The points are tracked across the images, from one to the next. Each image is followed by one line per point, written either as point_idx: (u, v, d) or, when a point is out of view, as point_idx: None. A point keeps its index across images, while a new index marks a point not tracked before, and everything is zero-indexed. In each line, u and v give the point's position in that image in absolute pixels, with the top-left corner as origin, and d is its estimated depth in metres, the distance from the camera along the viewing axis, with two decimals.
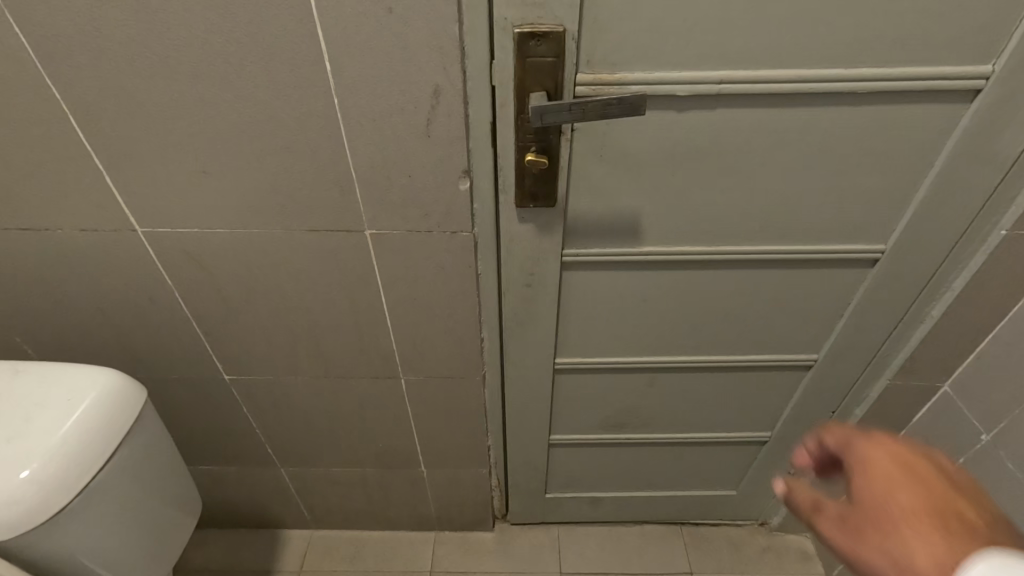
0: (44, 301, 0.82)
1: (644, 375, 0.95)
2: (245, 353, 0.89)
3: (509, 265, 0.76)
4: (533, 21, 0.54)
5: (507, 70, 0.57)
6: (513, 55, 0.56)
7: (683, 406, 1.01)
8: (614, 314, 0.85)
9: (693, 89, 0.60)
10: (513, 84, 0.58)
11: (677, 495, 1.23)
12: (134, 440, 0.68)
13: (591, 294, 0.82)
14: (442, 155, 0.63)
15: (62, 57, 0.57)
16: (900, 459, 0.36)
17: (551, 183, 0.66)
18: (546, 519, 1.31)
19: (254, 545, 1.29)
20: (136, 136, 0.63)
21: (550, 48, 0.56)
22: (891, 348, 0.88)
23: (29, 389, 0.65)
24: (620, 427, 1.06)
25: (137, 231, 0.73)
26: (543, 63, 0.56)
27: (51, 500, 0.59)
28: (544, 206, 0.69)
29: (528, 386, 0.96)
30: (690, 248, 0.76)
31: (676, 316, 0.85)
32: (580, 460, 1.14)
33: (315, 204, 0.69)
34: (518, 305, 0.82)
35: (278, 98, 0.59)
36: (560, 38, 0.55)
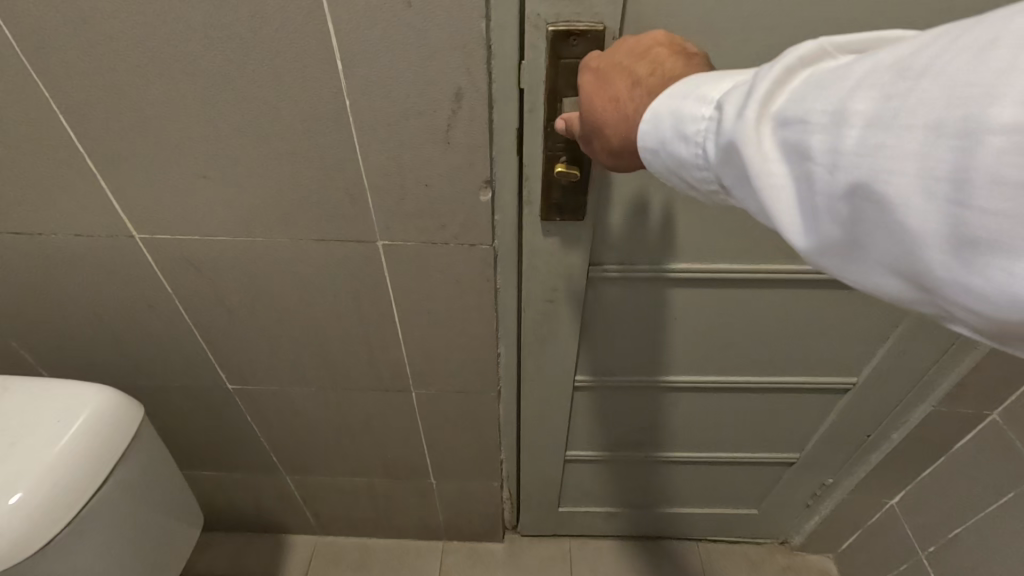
0: (39, 306, 0.78)
1: (669, 393, 0.90)
2: (250, 363, 0.85)
3: (530, 280, 0.71)
4: (569, 18, 0.48)
5: (538, 72, 0.52)
6: (545, 55, 0.50)
7: (709, 425, 0.96)
8: (640, 330, 0.80)
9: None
10: (544, 86, 0.53)
11: (697, 512, 1.18)
12: (131, 460, 0.64)
13: (617, 310, 0.77)
14: (463, 163, 0.58)
15: (47, 51, 0.52)
16: (596, 72, 0.47)
17: (581, 195, 0.60)
18: (559, 532, 1.27)
19: (258, 550, 1.27)
20: (131, 138, 0.58)
21: (587, 48, 0.50)
22: (937, 374, 0.82)
23: (17, 409, 0.61)
24: (639, 443, 1.01)
25: (134, 237, 0.68)
26: (578, 64, 0.51)
27: (34, 535, 0.54)
28: (572, 219, 0.63)
29: (545, 402, 0.91)
30: (728, 265, 0.70)
31: (707, 334, 0.80)
32: (596, 475, 1.09)
33: (325, 212, 0.64)
34: (539, 320, 0.77)
35: (285, 99, 0.54)
36: (598, 37, 0.49)
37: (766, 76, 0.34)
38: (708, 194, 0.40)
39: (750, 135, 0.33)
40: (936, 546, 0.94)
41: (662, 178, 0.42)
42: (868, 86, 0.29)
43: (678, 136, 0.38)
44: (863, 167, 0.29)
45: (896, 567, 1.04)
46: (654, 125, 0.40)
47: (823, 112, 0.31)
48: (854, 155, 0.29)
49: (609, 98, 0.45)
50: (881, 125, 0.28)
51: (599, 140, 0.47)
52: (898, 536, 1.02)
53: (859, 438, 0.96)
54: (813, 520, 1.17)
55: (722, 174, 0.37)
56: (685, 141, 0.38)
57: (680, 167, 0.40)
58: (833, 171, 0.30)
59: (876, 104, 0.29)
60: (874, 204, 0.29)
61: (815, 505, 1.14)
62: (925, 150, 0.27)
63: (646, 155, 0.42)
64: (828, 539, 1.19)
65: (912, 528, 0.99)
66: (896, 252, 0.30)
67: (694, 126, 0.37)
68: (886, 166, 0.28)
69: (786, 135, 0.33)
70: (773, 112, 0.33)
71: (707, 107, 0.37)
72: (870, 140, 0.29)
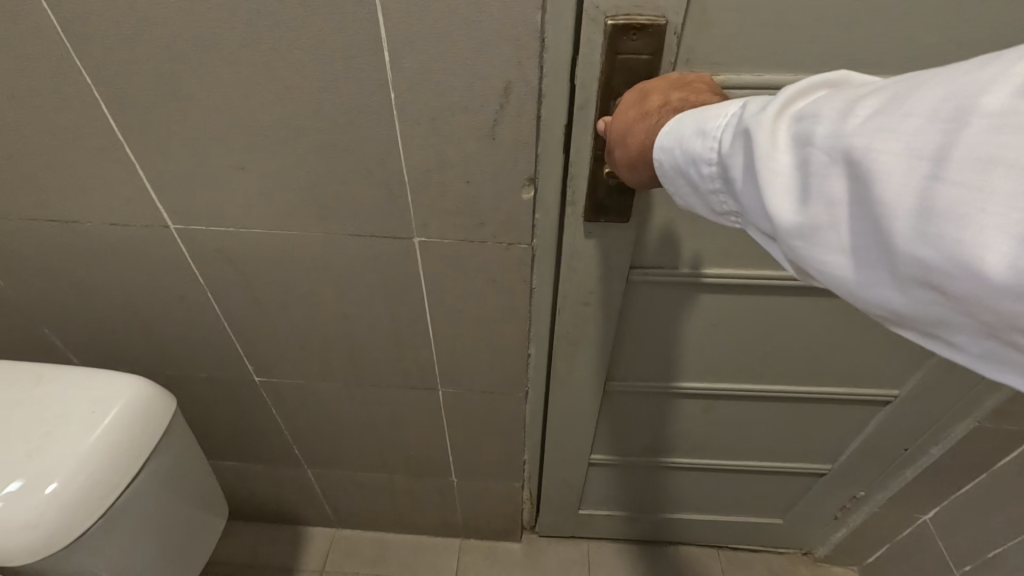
0: (72, 293, 0.77)
1: (701, 400, 0.88)
2: (278, 357, 0.85)
3: (567, 281, 0.70)
4: (630, 11, 0.46)
5: (593, 67, 0.50)
6: (601, 50, 0.49)
7: (739, 434, 0.94)
8: (677, 336, 0.78)
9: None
10: (597, 83, 0.51)
11: (720, 520, 1.16)
12: (163, 452, 0.64)
13: (654, 314, 0.75)
14: (506, 160, 0.56)
15: (91, 37, 0.51)
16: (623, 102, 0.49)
17: (627, 196, 0.59)
18: (577, 534, 1.25)
19: (276, 542, 1.27)
20: (170, 127, 0.57)
21: (646, 43, 0.48)
22: (984, 390, 0.79)
23: (53, 399, 0.60)
24: (667, 449, 0.99)
25: (169, 228, 0.67)
26: (636, 60, 0.49)
27: (69, 526, 0.54)
28: (616, 220, 0.61)
29: (573, 405, 0.90)
30: (774, 272, 0.68)
31: (745, 342, 0.77)
32: (619, 479, 1.08)
33: (362, 208, 0.62)
34: (572, 323, 0.75)
35: (329, 90, 0.53)
36: (659, 32, 0.47)
37: (791, 87, 0.35)
38: (708, 196, 0.39)
39: (763, 125, 0.33)
40: (973, 564, 0.91)
41: (671, 179, 0.42)
42: (879, 89, 0.30)
43: (695, 134, 0.38)
44: (859, 148, 0.29)
45: None
46: (678, 126, 0.40)
47: (834, 108, 0.31)
48: (856, 140, 0.29)
49: (641, 111, 0.46)
50: (886, 115, 0.28)
51: (620, 150, 0.47)
52: (930, 553, 0.99)
53: (895, 451, 0.93)
54: (840, 532, 1.15)
55: (729, 169, 0.36)
56: (700, 139, 0.38)
57: (686, 163, 0.39)
58: (831, 155, 0.30)
59: (884, 101, 0.29)
60: (864, 188, 0.29)
61: (843, 516, 1.11)
62: (918, 130, 0.26)
63: (661, 155, 0.41)
64: (854, 551, 1.16)
65: (947, 546, 0.96)
66: (878, 241, 0.29)
67: (714, 122, 0.37)
68: (886, 149, 0.27)
69: (797, 128, 0.32)
70: (789, 111, 0.34)
71: (725, 110, 0.37)
72: (874, 127, 0.28)
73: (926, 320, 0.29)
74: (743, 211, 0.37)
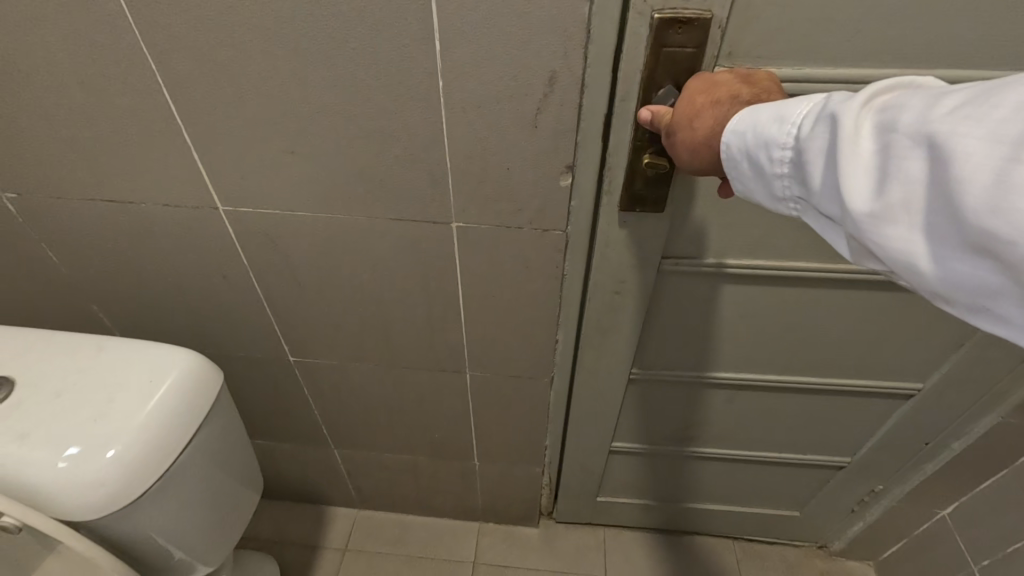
0: (121, 272, 0.81)
1: (723, 390, 0.90)
2: (314, 338, 0.88)
3: (599, 269, 0.72)
4: (678, 6, 0.48)
5: (637, 60, 0.51)
6: (647, 44, 0.50)
7: (761, 425, 0.96)
8: (703, 326, 0.80)
9: (849, 88, 0.53)
10: (642, 75, 0.52)
11: (737, 511, 1.18)
12: (211, 424, 0.67)
13: (682, 305, 0.77)
14: (548, 147, 0.58)
15: (158, 25, 0.54)
16: (695, 88, 0.48)
17: (664, 187, 0.60)
18: (593, 520, 1.28)
19: (301, 520, 1.31)
20: (227, 113, 0.60)
21: (693, 37, 0.49)
22: (1008, 385, 0.80)
23: (112, 368, 0.64)
24: (687, 439, 1.01)
25: (218, 210, 0.71)
26: (680, 54, 0.50)
27: (130, 486, 0.58)
28: (651, 211, 0.63)
29: (598, 392, 0.92)
30: (804, 264, 0.69)
31: (772, 333, 0.79)
32: (639, 468, 1.10)
33: (405, 193, 0.65)
34: (602, 310, 0.77)
35: (380, 78, 0.55)
36: (705, 26, 0.49)
37: (875, 84, 0.38)
38: (774, 180, 0.42)
39: (848, 111, 0.36)
40: (991, 559, 0.91)
41: (734, 163, 0.44)
42: (962, 88, 0.33)
43: (771, 119, 0.41)
44: (944, 133, 0.32)
45: None
46: (751, 112, 0.43)
47: (918, 101, 0.34)
48: (943, 127, 0.32)
49: (711, 99, 0.47)
50: (972, 106, 0.31)
51: (684, 133, 0.48)
52: (947, 548, 1.00)
53: (915, 445, 0.95)
54: (856, 526, 1.16)
55: (805, 152, 0.39)
56: (777, 123, 0.41)
57: (756, 145, 0.42)
58: (915, 140, 0.33)
59: (970, 95, 0.32)
60: (943, 169, 0.32)
61: (860, 510, 1.12)
62: (1003, 118, 0.30)
63: (731, 137, 0.43)
64: (869, 545, 1.17)
65: (964, 541, 0.97)
66: (952, 219, 0.32)
67: (794, 109, 0.40)
68: (971, 133, 0.30)
69: (880, 118, 0.36)
70: (871, 104, 0.37)
71: (804, 101, 0.40)
72: (959, 116, 0.31)
73: (983, 294, 0.32)
74: (811, 194, 0.39)
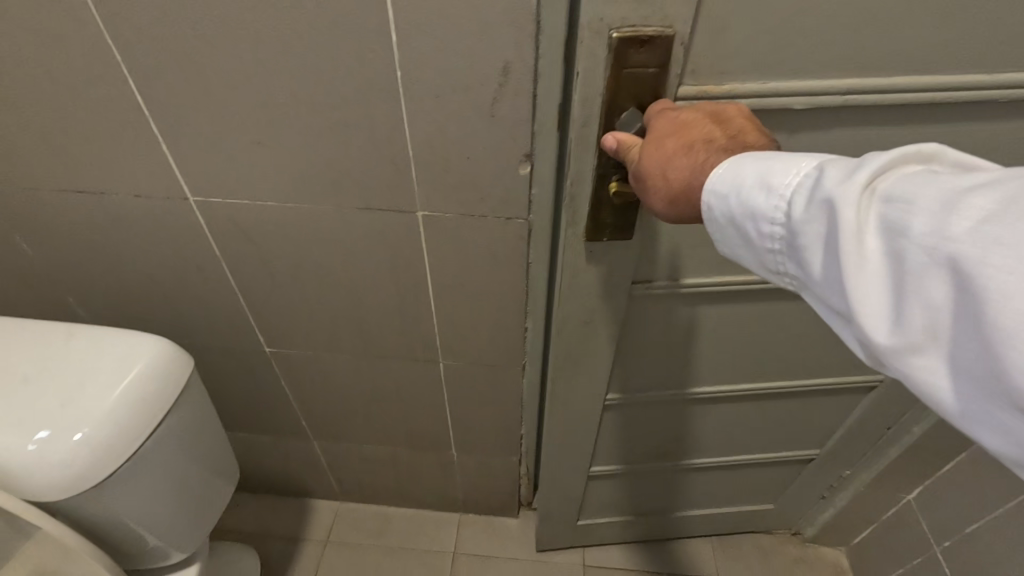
0: (96, 263, 0.82)
1: (696, 403, 0.92)
2: (290, 331, 0.89)
3: (569, 298, 0.71)
4: (637, 23, 0.48)
5: (598, 80, 0.52)
6: (609, 63, 0.50)
7: (733, 429, 0.98)
8: (674, 343, 0.81)
9: (807, 101, 0.55)
10: (604, 97, 0.53)
11: (715, 513, 1.20)
12: (180, 409, 0.69)
13: (654, 324, 0.78)
14: (506, 137, 0.60)
15: (123, 16, 0.55)
16: (662, 130, 0.47)
17: (629, 213, 0.61)
18: (575, 544, 1.25)
19: (282, 512, 1.32)
20: (194, 104, 0.62)
21: (654, 56, 0.50)
22: None
23: (83, 354, 0.65)
24: (665, 454, 1.03)
25: (189, 200, 0.72)
26: (643, 73, 0.51)
27: (97, 468, 0.60)
28: (618, 236, 0.64)
29: (574, 418, 0.91)
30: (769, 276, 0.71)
31: (739, 343, 0.81)
32: (620, 487, 1.11)
33: (372, 182, 0.66)
34: (575, 338, 0.77)
35: (341, 69, 0.57)
36: (667, 43, 0.49)
37: (877, 156, 0.36)
38: (770, 255, 0.42)
39: (851, 204, 0.35)
40: (953, 540, 0.94)
41: (722, 228, 0.43)
42: (980, 191, 0.32)
43: (760, 186, 0.40)
44: (962, 255, 0.31)
45: (909, 562, 1.04)
46: (737, 172, 0.41)
47: (931, 202, 0.33)
48: (966, 252, 0.31)
49: (682, 144, 0.46)
50: (993, 230, 0.30)
51: (658, 183, 0.46)
52: (913, 531, 1.03)
53: (878, 432, 0.97)
54: (827, 513, 1.19)
55: (802, 236, 0.38)
56: (767, 193, 0.40)
57: (747, 216, 0.41)
58: (928, 255, 0.32)
59: (990, 207, 0.30)
60: (962, 294, 0.31)
61: (829, 497, 1.15)
62: None
63: (714, 199, 0.43)
64: (840, 531, 1.20)
65: (928, 523, 0.99)
66: (967, 351, 0.31)
67: (784, 179, 0.39)
68: (993, 267, 0.29)
69: (886, 213, 0.34)
70: (877, 191, 0.35)
71: (798, 169, 0.39)
72: (980, 240, 0.30)
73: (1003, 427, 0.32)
74: (812, 281, 0.39)
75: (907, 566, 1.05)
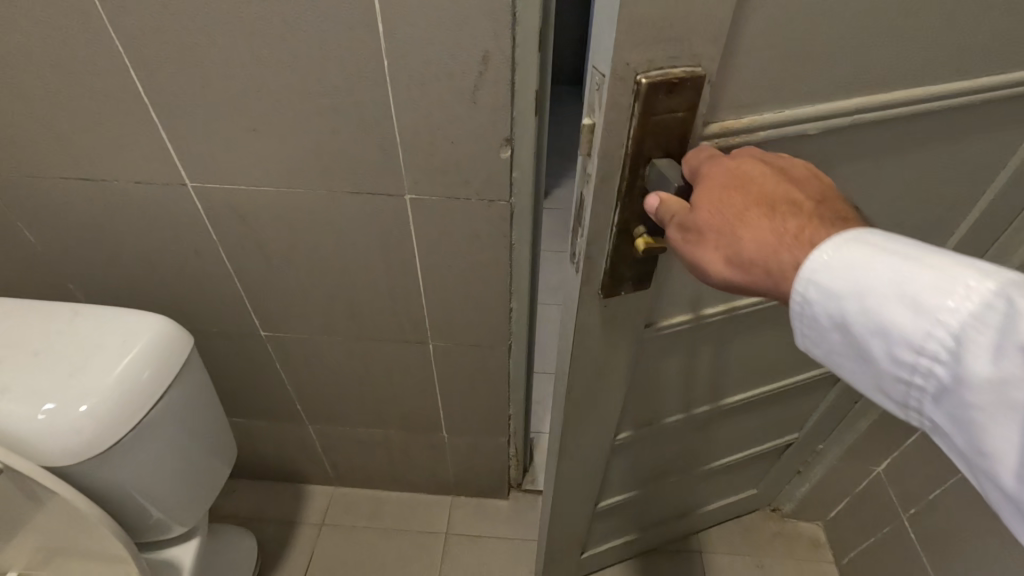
0: (96, 248, 0.85)
1: (698, 420, 0.91)
2: (284, 314, 0.93)
3: (582, 354, 0.64)
4: (666, 64, 0.42)
5: (621, 128, 0.45)
6: (635, 109, 0.43)
7: (728, 434, 0.99)
8: (680, 372, 0.79)
9: (816, 125, 0.51)
10: (629, 146, 0.46)
11: (707, 510, 1.22)
12: (181, 384, 0.72)
13: (663, 358, 0.75)
14: (487, 122, 0.64)
15: (125, 10, 0.59)
16: (727, 187, 0.41)
17: (649, 264, 0.55)
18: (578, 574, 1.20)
19: (278, 497, 1.35)
20: (192, 93, 0.65)
21: (683, 100, 0.44)
22: None
23: (87, 331, 0.69)
24: (665, 470, 1.02)
25: (187, 186, 0.75)
26: (672, 119, 0.44)
27: (102, 438, 0.64)
28: (635, 289, 0.58)
29: (582, 463, 0.85)
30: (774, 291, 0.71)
31: (737, 357, 0.81)
32: (624, 511, 1.08)
33: (362, 167, 0.70)
34: (586, 389, 0.70)
35: (331, 58, 0.61)
36: (697, 84, 0.43)
37: None
38: (901, 382, 0.37)
39: None
40: (918, 507, 0.99)
41: (840, 333, 0.38)
42: None
43: (912, 305, 0.35)
44: None
45: (880, 531, 1.10)
46: (870, 277, 0.36)
47: None
48: None
49: (764, 212, 0.39)
50: None
51: (731, 250, 0.40)
52: (882, 501, 1.08)
53: (847, 406, 1.03)
54: (803, 488, 1.24)
55: (968, 380, 0.33)
56: (918, 314, 0.35)
57: (890, 338, 0.36)
58: None
59: None
60: None
61: (805, 472, 1.20)
62: None
63: (829, 300, 0.37)
64: (817, 506, 1.25)
65: (896, 493, 1.05)
66: None
67: (947, 303, 0.34)
68: None
69: None
70: None
71: (964, 295, 0.34)
72: None
73: None
74: (962, 429, 0.34)
75: (878, 534, 1.11)
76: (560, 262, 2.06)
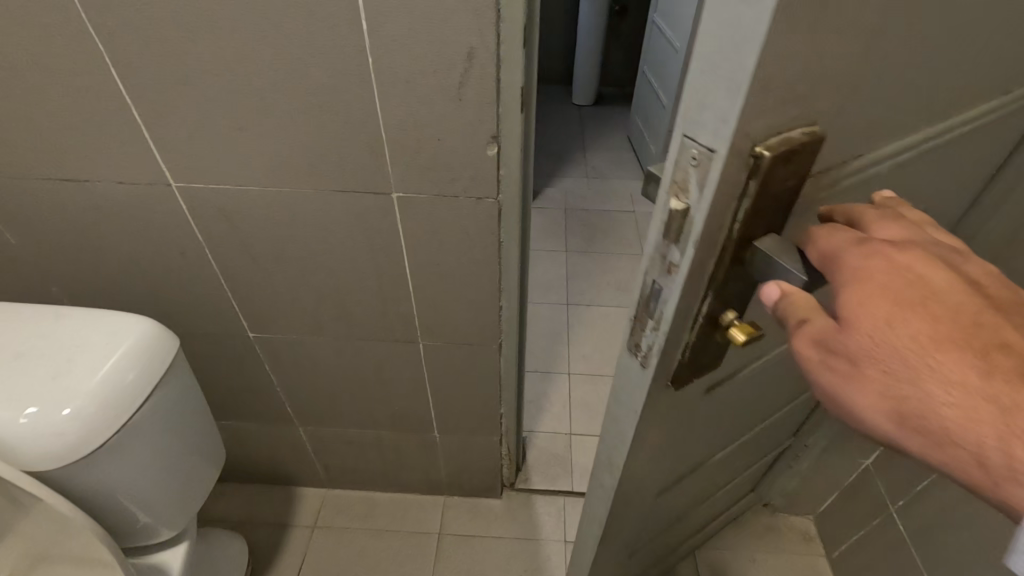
0: (79, 250, 0.84)
1: (731, 451, 0.89)
2: (273, 314, 0.92)
3: (653, 426, 0.59)
4: (788, 132, 0.37)
5: (730, 211, 0.39)
6: (751, 188, 0.38)
7: (747, 455, 0.98)
8: (728, 414, 0.75)
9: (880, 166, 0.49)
10: (736, 227, 0.41)
11: (718, 521, 1.21)
12: (168, 386, 0.72)
13: (718, 407, 0.70)
14: (474, 119, 0.64)
15: (104, 7, 0.58)
16: (920, 323, 0.35)
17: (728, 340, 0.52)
18: None
19: (269, 501, 1.34)
20: (175, 91, 0.65)
21: (797, 169, 0.39)
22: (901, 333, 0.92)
23: (70, 333, 0.68)
24: (697, 502, 0.99)
25: (171, 185, 0.74)
26: (783, 193, 0.40)
27: (87, 441, 0.63)
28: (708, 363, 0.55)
29: (630, 521, 0.79)
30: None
31: (772, 387, 0.78)
32: (657, 548, 1.04)
33: (348, 165, 0.70)
34: (650, 453, 0.64)
35: (315, 56, 0.60)
36: (813, 150, 0.39)
37: None
38: None
39: None
40: (906, 499, 1.01)
41: None
42: None
43: None
44: None
45: (869, 523, 1.11)
46: None
47: None
48: None
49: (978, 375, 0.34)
50: None
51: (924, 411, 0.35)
52: (870, 493, 1.10)
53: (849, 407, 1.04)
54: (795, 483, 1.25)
55: None
56: None
57: None
58: None
59: None
60: None
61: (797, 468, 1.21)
62: None
63: None
64: (807, 500, 1.26)
65: (884, 485, 1.06)
66: None
67: None
68: None
69: None
70: None
71: None
72: None
73: None
74: None
75: (867, 527, 1.12)
76: (552, 261, 2.07)
